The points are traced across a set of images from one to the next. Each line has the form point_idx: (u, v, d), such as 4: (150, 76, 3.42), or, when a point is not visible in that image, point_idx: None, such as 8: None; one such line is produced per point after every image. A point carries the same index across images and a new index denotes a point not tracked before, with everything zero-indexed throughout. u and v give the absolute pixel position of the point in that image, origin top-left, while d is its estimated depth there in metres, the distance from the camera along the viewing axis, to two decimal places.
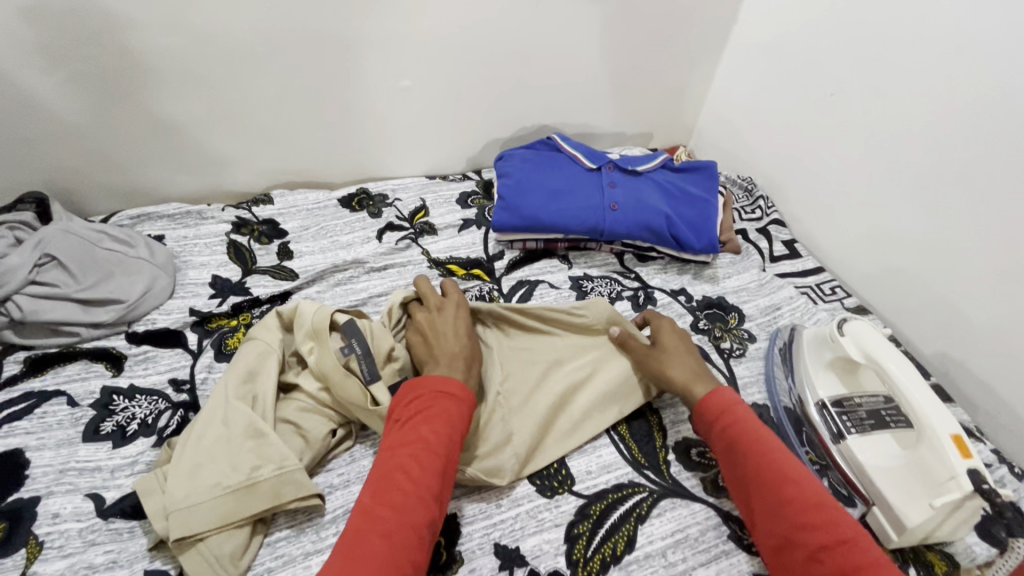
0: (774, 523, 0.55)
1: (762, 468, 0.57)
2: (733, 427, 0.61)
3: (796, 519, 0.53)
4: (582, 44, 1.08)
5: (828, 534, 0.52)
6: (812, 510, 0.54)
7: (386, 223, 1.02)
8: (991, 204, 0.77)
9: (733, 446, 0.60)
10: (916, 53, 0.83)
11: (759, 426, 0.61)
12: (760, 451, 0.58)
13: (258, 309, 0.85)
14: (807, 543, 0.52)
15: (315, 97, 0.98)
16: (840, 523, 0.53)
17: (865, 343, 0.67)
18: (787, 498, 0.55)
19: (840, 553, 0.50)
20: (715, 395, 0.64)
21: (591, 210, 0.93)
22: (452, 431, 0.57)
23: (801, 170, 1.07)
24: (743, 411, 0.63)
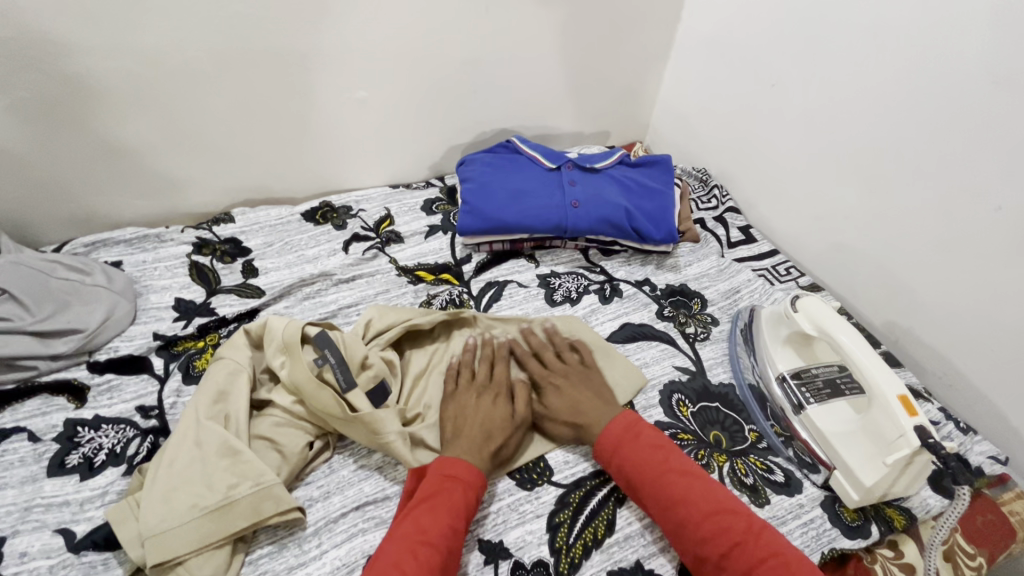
0: (681, 542, 0.57)
1: (654, 492, 0.60)
2: (628, 455, 0.63)
3: (696, 536, 0.56)
4: (535, 48, 1.11)
5: (724, 543, 0.55)
6: (706, 521, 0.56)
7: (352, 234, 1.02)
8: (922, 179, 0.83)
9: (633, 473, 0.62)
10: (844, 43, 0.89)
11: (655, 446, 0.63)
12: (655, 475, 0.61)
13: (225, 329, 0.84)
14: (710, 556, 0.55)
15: (272, 113, 0.98)
16: (733, 525, 0.56)
17: (817, 317, 0.71)
18: (682, 517, 0.57)
19: (737, 557, 0.54)
20: (614, 425, 0.66)
21: (554, 209, 0.95)
22: (455, 518, 0.57)
23: (751, 159, 1.12)
24: (625, 433, 0.65)
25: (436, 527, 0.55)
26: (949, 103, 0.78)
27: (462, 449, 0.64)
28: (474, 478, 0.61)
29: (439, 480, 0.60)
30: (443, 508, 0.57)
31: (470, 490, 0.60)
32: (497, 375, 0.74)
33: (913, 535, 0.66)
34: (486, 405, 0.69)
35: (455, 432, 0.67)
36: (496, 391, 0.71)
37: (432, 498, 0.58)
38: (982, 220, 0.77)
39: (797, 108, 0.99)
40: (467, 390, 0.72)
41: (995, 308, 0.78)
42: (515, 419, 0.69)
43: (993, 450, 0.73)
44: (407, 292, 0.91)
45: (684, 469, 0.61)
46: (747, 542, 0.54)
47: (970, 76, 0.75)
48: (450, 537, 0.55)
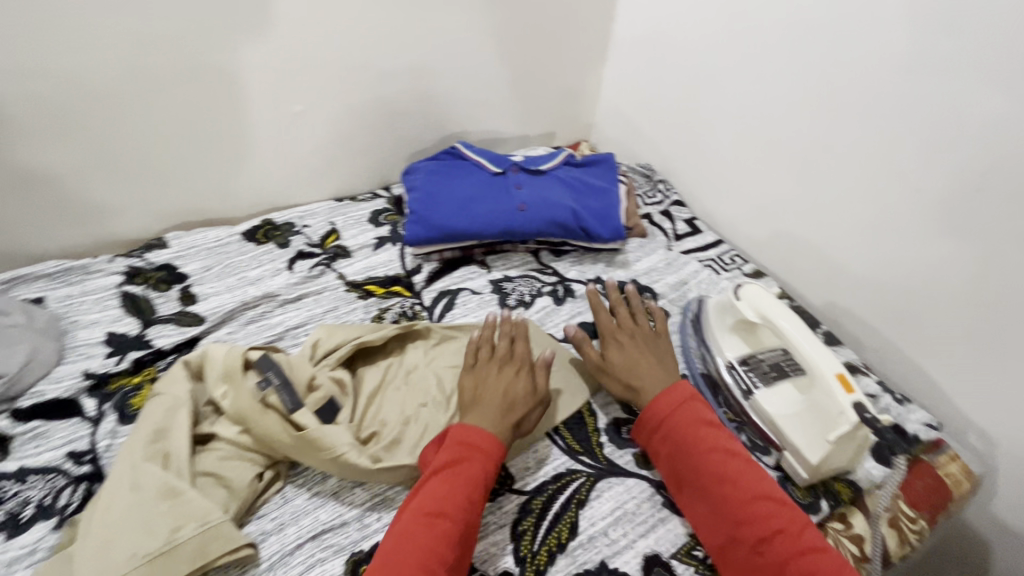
0: (717, 520, 0.59)
1: (701, 470, 0.62)
2: (677, 430, 0.65)
3: (737, 517, 0.58)
4: (474, 53, 1.11)
5: (764, 528, 0.57)
6: (749, 506, 0.58)
7: (296, 251, 0.98)
8: (850, 164, 0.87)
9: (677, 448, 0.64)
10: (771, 38, 0.93)
11: (704, 422, 0.65)
12: (702, 453, 0.62)
13: (163, 361, 0.80)
14: (747, 537, 0.57)
15: (203, 131, 0.94)
16: (776, 514, 0.58)
17: (758, 305, 0.74)
18: (725, 497, 0.60)
19: (777, 544, 0.56)
20: (668, 392, 0.68)
21: (501, 213, 0.95)
22: (474, 492, 0.58)
23: (691, 153, 1.15)
24: (683, 409, 0.66)
25: (450, 498, 0.57)
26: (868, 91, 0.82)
27: (480, 420, 0.64)
28: (497, 449, 0.62)
29: (456, 448, 0.61)
30: (462, 478, 0.59)
31: (489, 464, 0.61)
32: (519, 349, 0.73)
33: (861, 507, 0.68)
34: (511, 378, 0.69)
35: (474, 401, 0.67)
36: (520, 364, 0.71)
37: (454, 467, 0.59)
38: (903, 200, 0.82)
39: (731, 101, 1.03)
40: (488, 363, 0.71)
41: (921, 283, 0.83)
42: (537, 394, 0.69)
43: (928, 417, 0.77)
44: (357, 308, 0.89)
45: (732, 449, 0.63)
46: (789, 531, 0.56)
47: (884, 65, 0.79)
48: (467, 510, 0.57)
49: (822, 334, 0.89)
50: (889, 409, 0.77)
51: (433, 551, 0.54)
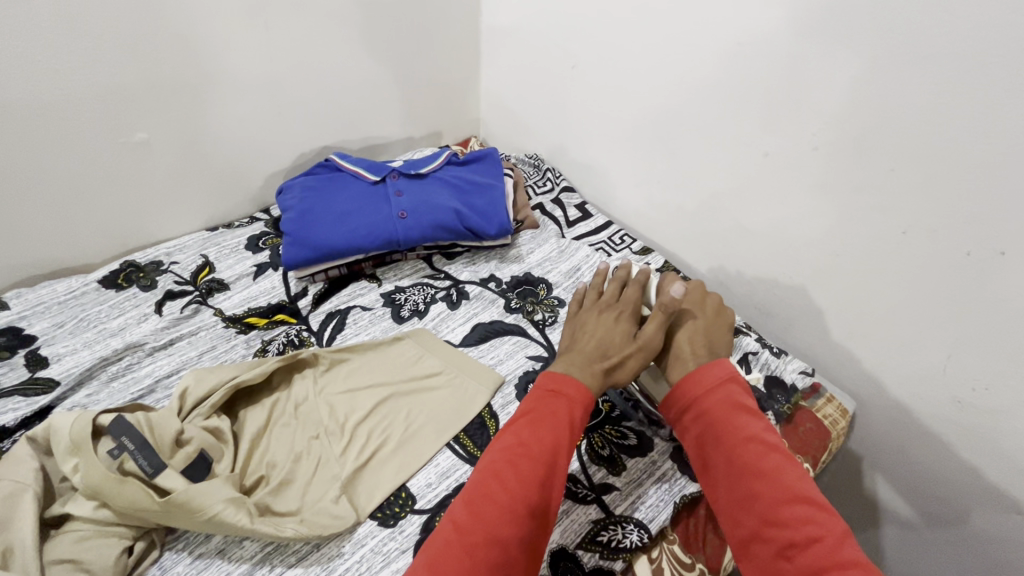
0: (745, 513, 0.51)
1: (736, 455, 0.54)
2: (714, 411, 0.57)
3: (770, 514, 0.50)
4: (336, 59, 1.05)
5: (799, 531, 0.48)
6: (785, 504, 0.50)
7: (164, 292, 0.90)
8: (707, 137, 0.91)
9: (712, 428, 0.56)
10: (626, 19, 0.95)
11: (740, 409, 0.57)
12: (739, 439, 0.54)
13: (9, 440, 0.71)
14: (776, 538, 0.49)
15: (27, 175, 0.83)
16: (814, 516, 0.49)
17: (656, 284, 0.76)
18: (757, 490, 0.51)
19: (810, 552, 0.47)
20: (712, 366, 0.61)
21: (382, 224, 0.92)
22: (559, 438, 0.55)
23: (574, 139, 1.16)
24: (724, 392, 0.58)
25: (537, 441, 0.54)
26: (714, 64, 0.85)
27: (569, 369, 0.62)
28: (584, 400, 0.59)
29: (543, 394, 0.59)
30: (547, 425, 0.56)
31: (574, 410, 0.58)
32: (625, 295, 0.71)
33: None
34: (608, 322, 0.67)
35: (569, 351, 0.65)
36: (621, 310, 0.69)
37: (540, 412, 0.57)
38: (758, 165, 0.86)
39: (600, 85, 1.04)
40: (592, 309, 0.70)
41: (783, 241, 0.88)
42: (635, 340, 0.65)
43: (802, 364, 0.82)
44: (237, 344, 0.83)
45: (771, 442, 0.55)
46: (828, 542, 0.47)
47: (722, 39, 0.83)
48: (550, 456, 0.53)
49: None
50: (768, 363, 0.81)
51: (519, 493, 0.51)
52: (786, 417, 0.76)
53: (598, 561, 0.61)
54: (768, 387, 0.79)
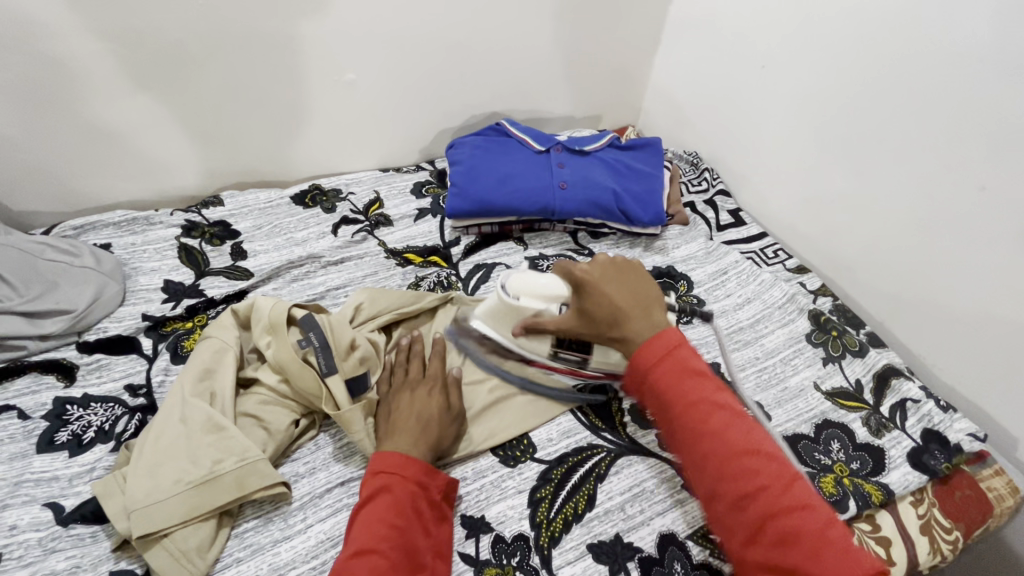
0: (700, 473, 0.54)
1: (688, 425, 0.54)
2: (662, 379, 0.55)
3: (722, 473, 0.52)
4: (526, 31, 1.10)
5: (749, 483, 0.51)
6: (735, 460, 0.52)
7: (341, 217, 1.02)
8: (909, 161, 0.83)
9: (662, 401, 0.55)
10: (837, 23, 0.88)
11: (690, 374, 0.55)
12: (687, 407, 0.54)
13: (214, 310, 0.85)
14: (729, 492, 0.52)
15: (259, 96, 0.98)
16: (762, 469, 0.51)
17: (538, 291, 0.67)
18: (707, 454, 0.53)
19: (759, 500, 0.50)
20: (655, 339, 0.57)
21: (541, 191, 0.96)
22: (392, 525, 0.54)
23: (740, 143, 1.11)
24: (672, 360, 0.56)
25: (375, 532, 0.53)
26: (940, 83, 0.77)
27: (395, 444, 0.60)
28: (418, 468, 0.59)
29: (375, 478, 0.57)
30: (379, 509, 0.55)
31: (406, 492, 0.57)
32: (431, 368, 0.69)
33: (890, 509, 0.66)
34: (423, 400, 0.65)
35: (389, 431, 0.62)
36: (429, 386, 0.67)
37: (375, 499, 0.56)
38: (966, 198, 0.77)
39: (786, 90, 0.99)
40: (403, 386, 0.67)
41: (976, 289, 0.78)
42: (450, 411, 0.66)
43: (973, 428, 0.73)
44: (395, 275, 0.92)
45: (720, 401, 0.55)
46: (774, 489, 0.51)
47: (959, 56, 0.75)
48: (395, 535, 0.53)
49: (865, 334, 0.86)
50: (930, 416, 0.74)
51: None
52: (942, 476, 0.69)
53: (706, 557, 0.60)
54: (925, 440, 0.72)
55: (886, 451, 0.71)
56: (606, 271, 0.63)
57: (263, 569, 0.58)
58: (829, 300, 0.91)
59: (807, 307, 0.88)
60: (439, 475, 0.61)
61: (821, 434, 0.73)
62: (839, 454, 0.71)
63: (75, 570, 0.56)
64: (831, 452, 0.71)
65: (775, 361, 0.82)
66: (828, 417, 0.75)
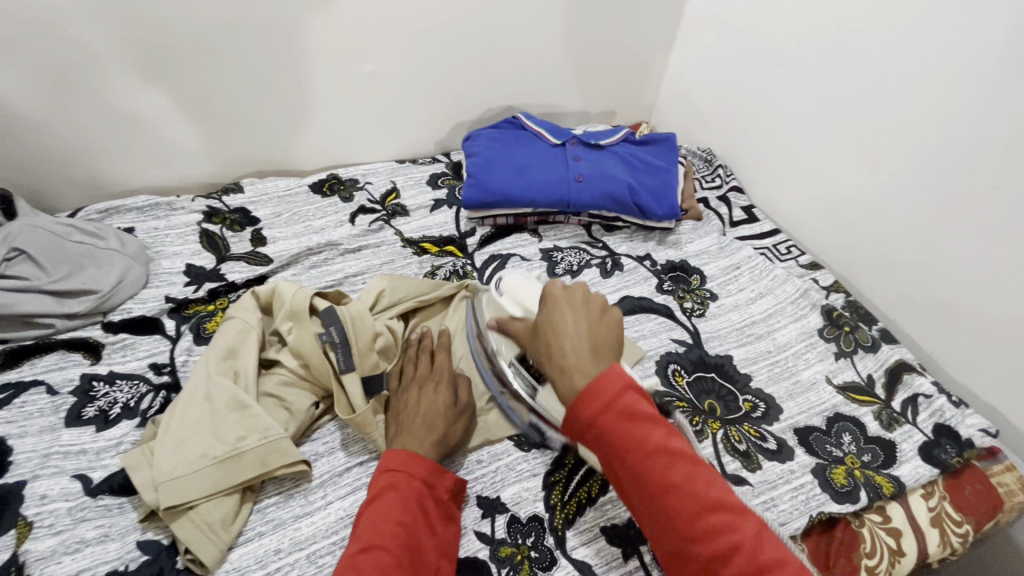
0: (663, 531, 0.45)
1: (644, 478, 0.46)
2: (608, 427, 0.47)
3: (687, 529, 0.44)
4: (543, 25, 1.11)
5: (718, 541, 0.43)
6: (700, 515, 0.44)
7: (358, 206, 1.03)
8: (924, 159, 0.83)
9: (613, 452, 0.47)
10: (855, 18, 0.89)
11: (639, 418, 0.47)
12: (642, 457, 0.46)
13: (235, 294, 0.86)
14: (701, 555, 0.43)
15: (280, 84, 0.99)
16: (733, 523, 0.43)
17: (520, 297, 0.69)
18: (670, 509, 0.45)
19: (732, 563, 0.42)
20: (601, 378, 0.49)
21: (557, 184, 0.98)
22: (399, 522, 0.53)
23: (754, 140, 1.12)
24: (622, 404, 0.48)
25: (382, 528, 0.52)
26: (959, 78, 0.78)
27: (407, 443, 0.60)
28: (425, 467, 0.58)
29: (383, 477, 0.57)
30: (385, 506, 0.54)
31: (413, 490, 0.56)
32: (439, 361, 0.70)
33: (901, 501, 0.67)
34: (430, 397, 0.65)
35: (398, 430, 0.63)
36: (438, 382, 0.67)
37: (381, 497, 0.55)
38: (982, 196, 0.77)
39: (802, 87, 0.99)
40: (412, 383, 0.68)
41: (990, 286, 0.79)
42: (458, 406, 0.66)
43: (985, 423, 0.73)
44: (412, 263, 0.93)
45: (674, 447, 0.47)
46: (749, 547, 0.42)
47: (976, 53, 0.75)
48: (402, 533, 0.52)
49: (877, 330, 0.87)
50: (941, 411, 0.74)
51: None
52: (952, 470, 0.69)
53: None
54: (936, 435, 0.72)
55: (897, 445, 0.71)
56: (573, 299, 0.58)
57: (284, 542, 0.59)
58: (842, 296, 0.92)
59: (819, 303, 0.89)
60: (446, 475, 0.60)
61: (832, 426, 0.74)
62: (850, 447, 0.71)
63: (104, 539, 0.57)
64: (843, 445, 0.72)
65: (787, 355, 0.83)
66: (840, 410, 0.76)
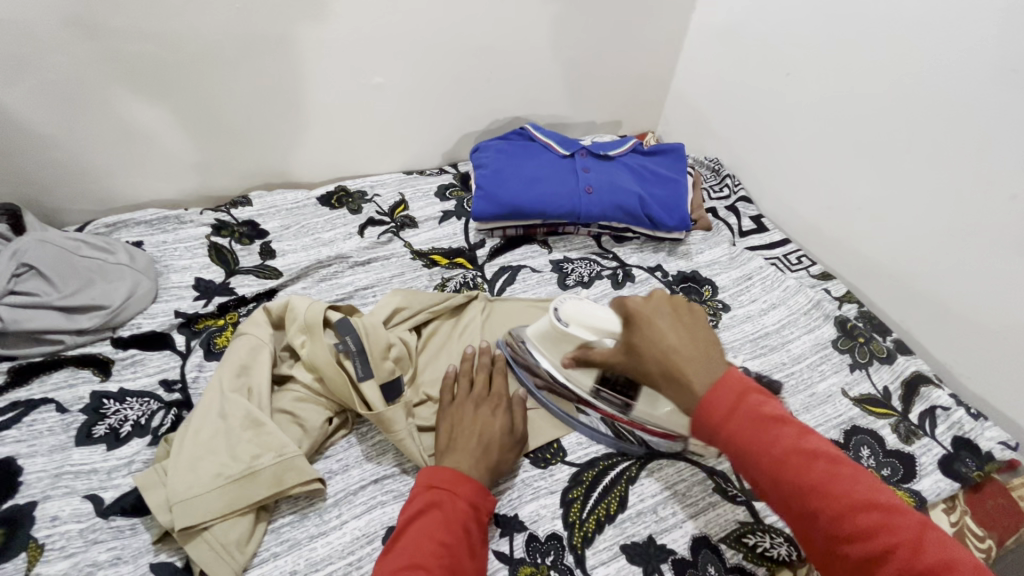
0: (817, 537, 0.47)
1: (783, 478, 0.48)
2: (736, 429, 0.49)
3: (837, 531, 0.46)
4: (550, 36, 1.12)
5: (875, 543, 0.44)
6: (853, 519, 0.45)
7: (367, 218, 1.03)
8: (935, 170, 0.83)
9: (744, 460, 0.49)
10: (864, 28, 0.89)
11: (768, 422, 0.49)
12: (774, 458, 0.48)
13: (244, 308, 0.86)
14: (853, 556, 0.45)
15: (288, 97, 0.99)
16: (889, 523, 0.45)
17: (587, 320, 0.63)
18: (815, 510, 0.47)
19: (891, 565, 0.43)
20: (718, 387, 0.52)
21: (568, 195, 0.97)
22: (445, 540, 0.53)
23: (761, 150, 1.12)
24: (751, 407, 0.50)
25: (425, 548, 0.51)
26: (971, 88, 0.78)
27: (456, 462, 0.60)
28: (468, 485, 0.58)
29: (427, 492, 0.57)
30: (430, 524, 0.54)
31: (459, 506, 0.56)
32: (495, 385, 0.69)
33: (922, 516, 0.66)
34: (488, 419, 0.64)
35: (448, 447, 0.62)
36: (496, 401, 0.67)
37: (425, 514, 0.55)
38: (996, 206, 0.77)
39: (810, 97, 1.00)
40: (465, 401, 0.67)
41: (1005, 297, 0.78)
42: (512, 434, 0.65)
43: (1004, 436, 0.72)
44: (422, 276, 0.93)
45: (810, 448, 0.49)
46: (905, 549, 0.43)
47: (988, 63, 0.75)
48: (445, 553, 0.52)
49: (891, 341, 0.86)
50: (960, 424, 0.74)
51: None
52: (973, 484, 0.69)
53: (739, 560, 0.61)
54: (955, 447, 0.72)
55: (916, 458, 0.71)
56: (662, 309, 0.59)
57: (300, 563, 0.58)
58: (854, 307, 0.92)
59: (833, 313, 0.88)
60: (489, 496, 0.59)
61: (850, 440, 0.73)
62: (869, 461, 0.71)
63: (116, 562, 0.56)
64: (862, 459, 0.71)
65: (802, 367, 0.82)
66: (856, 423, 0.75)
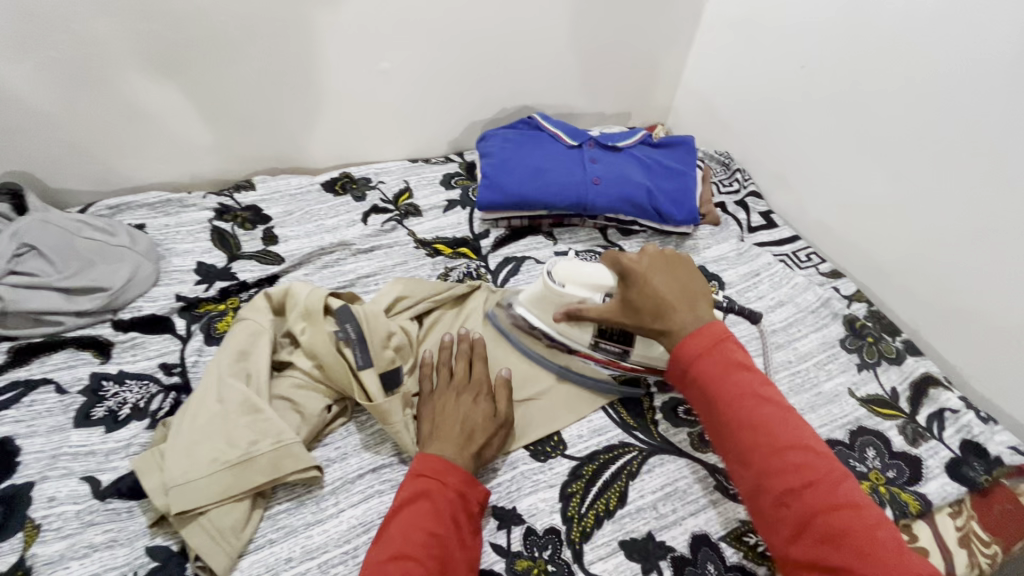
0: (745, 468, 0.53)
1: (734, 412, 0.54)
2: (704, 367, 0.57)
3: (767, 464, 0.52)
4: (560, 24, 1.10)
5: (795, 476, 0.50)
6: (780, 455, 0.51)
7: (371, 206, 1.01)
8: (952, 168, 0.81)
9: (705, 394, 0.56)
10: (883, 20, 0.86)
11: (732, 367, 0.56)
12: (731, 395, 0.54)
13: (246, 293, 0.85)
14: (776, 486, 0.51)
15: (292, 82, 0.98)
16: (813, 463, 0.51)
17: (585, 279, 0.68)
18: (753, 443, 0.53)
19: (805, 497, 0.49)
20: (697, 333, 0.59)
21: (574, 186, 0.96)
22: (435, 530, 0.52)
23: (772, 145, 1.10)
24: (720, 352, 0.57)
25: (413, 539, 0.51)
26: (993, 84, 0.75)
27: (440, 449, 0.59)
28: (457, 475, 0.57)
29: (417, 481, 0.56)
30: (419, 515, 0.53)
31: (449, 496, 0.55)
32: (477, 372, 0.68)
33: (929, 520, 0.65)
34: (468, 406, 0.63)
35: (430, 435, 0.61)
36: (478, 389, 0.66)
37: (414, 504, 0.54)
38: (1015, 207, 0.75)
39: (825, 91, 0.97)
40: (447, 390, 0.66)
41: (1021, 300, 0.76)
42: (497, 418, 0.64)
43: (1015, 440, 0.71)
44: (425, 264, 0.92)
45: (766, 395, 0.55)
46: (823, 486, 0.50)
47: (1012, 59, 0.73)
48: (434, 544, 0.51)
49: (900, 341, 0.85)
50: (969, 428, 0.72)
51: None
52: (981, 489, 0.68)
53: (740, 559, 0.60)
54: (963, 451, 0.71)
55: (922, 461, 0.70)
56: (657, 262, 0.64)
57: (295, 551, 0.58)
58: (864, 306, 0.90)
59: (841, 312, 0.87)
60: (479, 485, 0.59)
61: (856, 440, 0.72)
62: (875, 462, 0.69)
63: (112, 544, 0.56)
64: (867, 460, 0.70)
65: (808, 365, 0.81)
66: (863, 424, 0.74)
